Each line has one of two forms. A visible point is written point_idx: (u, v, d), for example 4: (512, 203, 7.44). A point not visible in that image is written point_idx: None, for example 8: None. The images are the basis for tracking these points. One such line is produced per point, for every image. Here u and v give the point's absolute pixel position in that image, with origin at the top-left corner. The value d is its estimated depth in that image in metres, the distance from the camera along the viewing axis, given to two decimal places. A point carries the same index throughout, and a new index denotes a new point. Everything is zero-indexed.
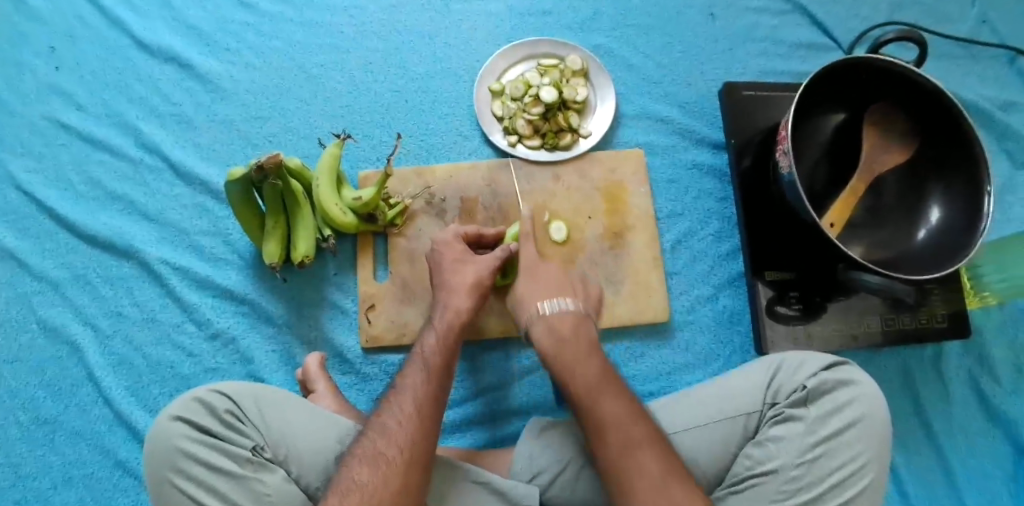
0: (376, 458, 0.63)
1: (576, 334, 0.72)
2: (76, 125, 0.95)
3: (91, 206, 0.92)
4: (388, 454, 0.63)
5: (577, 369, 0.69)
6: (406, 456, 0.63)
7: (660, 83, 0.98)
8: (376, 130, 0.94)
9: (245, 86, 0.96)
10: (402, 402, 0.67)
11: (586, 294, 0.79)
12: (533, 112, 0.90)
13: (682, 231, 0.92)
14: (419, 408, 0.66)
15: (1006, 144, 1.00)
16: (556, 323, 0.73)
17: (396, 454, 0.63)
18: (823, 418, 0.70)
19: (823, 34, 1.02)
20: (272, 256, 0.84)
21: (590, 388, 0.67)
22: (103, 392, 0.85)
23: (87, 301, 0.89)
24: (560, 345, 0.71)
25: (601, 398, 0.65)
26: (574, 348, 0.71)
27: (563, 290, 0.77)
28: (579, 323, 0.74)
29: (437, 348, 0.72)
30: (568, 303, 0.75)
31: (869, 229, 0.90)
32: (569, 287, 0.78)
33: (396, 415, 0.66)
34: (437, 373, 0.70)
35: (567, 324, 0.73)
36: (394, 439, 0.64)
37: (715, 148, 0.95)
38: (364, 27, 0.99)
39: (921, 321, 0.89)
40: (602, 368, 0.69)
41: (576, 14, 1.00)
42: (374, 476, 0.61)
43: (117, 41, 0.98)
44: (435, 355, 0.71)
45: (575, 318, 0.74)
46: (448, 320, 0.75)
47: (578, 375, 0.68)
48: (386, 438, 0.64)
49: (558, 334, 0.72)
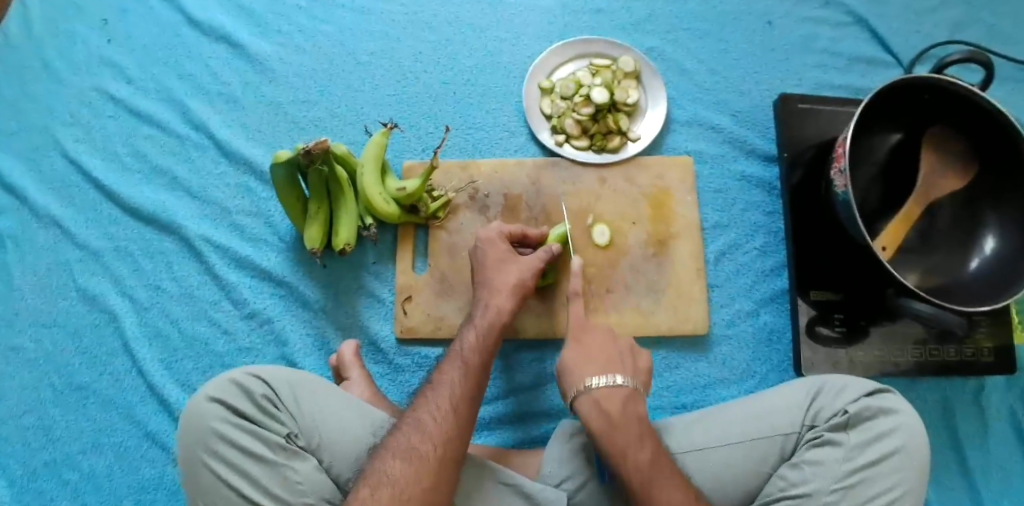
0: (409, 452, 0.62)
1: (626, 415, 0.68)
2: (124, 97, 0.95)
3: (135, 178, 0.93)
4: (421, 449, 0.62)
5: (630, 453, 0.65)
6: (440, 453, 0.63)
7: (712, 90, 0.96)
8: (423, 121, 0.94)
9: (294, 69, 0.96)
10: (439, 400, 0.67)
11: (635, 367, 0.73)
12: (583, 113, 0.89)
13: (726, 242, 0.90)
14: (456, 406, 0.66)
15: None
16: (603, 399, 0.69)
17: (430, 449, 0.63)
18: (863, 444, 0.68)
19: (884, 50, 1.00)
20: (314, 241, 0.83)
21: (642, 479, 0.63)
22: (138, 363, 0.86)
23: (126, 273, 0.89)
24: (611, 428, 0.66)
25: (658, 485, 0.63)
26: (625, 432, 0.66)
27: (610, 366, 0.72)
28: (629, 399, 0.69)
29: (477, 347, 0.71)
30: (618, 381, 0.70)
31: (921, 254, 0.88)
32: (617, 363, 0.72)
33: (432, 411, 0.66)
34: (474, 373, 0.70)
35: (615, 402, 0.68)
36: (428, 435, 0.64)
37: (765, 160, 0.93)
38: (416, 16, 0.98)
39: (966, 353, 0.87)
40: (654, 451, 0.66)
41: (632, 15, 0.98)
42: (407, 471, 0.61)
43: (169, 16, 0.98)
44: (474, 353, 0.71)
45: (626, 395, 0.69)
46: (488, 320, 0.74)
47: (631, 459, 0.65)
48: (420, 433, 0.64)
49: (607, 415, 0.67)
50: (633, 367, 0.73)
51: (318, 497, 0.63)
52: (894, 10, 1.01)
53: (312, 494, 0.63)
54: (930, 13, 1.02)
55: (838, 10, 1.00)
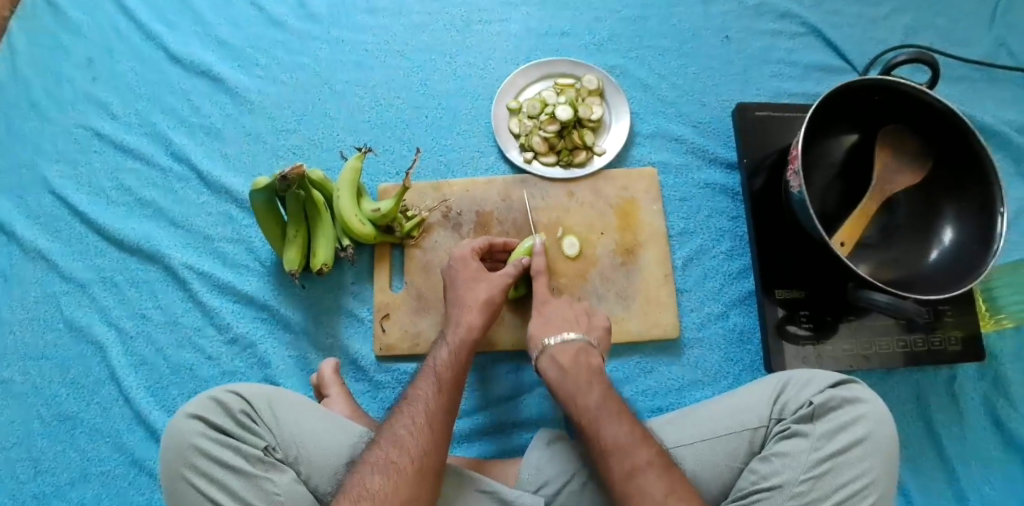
0: (387, 466, 0.64)
1: (578, 362, 0.75)
2: (109, 133, 0.99)
3: (120, 211, 0.96)
4: (399, 462, 0.64)
5: (580, 394, 0.72)
6: (418, 465, 0.64)
7: (674, 103, 1.00)
8: (396, 145, 0.97)
9: (272, 100, 1.00)
10: (414, 414, 0.68)
11: (590, 325, 0.81)
12: (548, 130, 0.92)
13: (693, 248, 0.93)
14: (431, 420, 0.68)
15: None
16: (558, 353, 0.77)
17: (407, 462, 0.64)
18: (829, 434, 0.70)
19: (838, 58, 1.04)
20: (292, 263, 0.86)
21: (590, 414, 0.69)
22: (124, 391, 0.88)
23: (112, 303, 0.92)
24: (563, 376, 0.75)
25: (603, 423, 0.68)
26: (576, 377, 0.74)
27: (566, 326, 0.80)
28: (581, 351, 0.77)
29: (450, 361, 0.74)
30: (571, 337, 0.78)
31: (882, 248, 0.90)
32: (574, 322, 0.81)
33: (409, 426, 0.67)
34: (447, 386, 0.72)
35: (568, 353, 0.76)
36: (406, 448, 0.65)
37: (727, 167, 0.96)
38: (388, 45, 1.02)
39: (934, 343, 0.89)
40: (603, 393, 0.71)
41: (594, 36, 1.03)
42: (386, 485, 0.62)
43: (151, 54, 1.03)
44: (446, 368, 0.73)
45: (577, 348, 0.77)
46: (460, 336, 0.77)
47: (580, 400, 0.71)
48: (397, 447, 0.65)
49: (562, 365, 0.75)
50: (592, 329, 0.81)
51: None
52: (846, 19, 1.06)
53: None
54: (882, 21, 1.06)
55: (793, 21, 1.05)
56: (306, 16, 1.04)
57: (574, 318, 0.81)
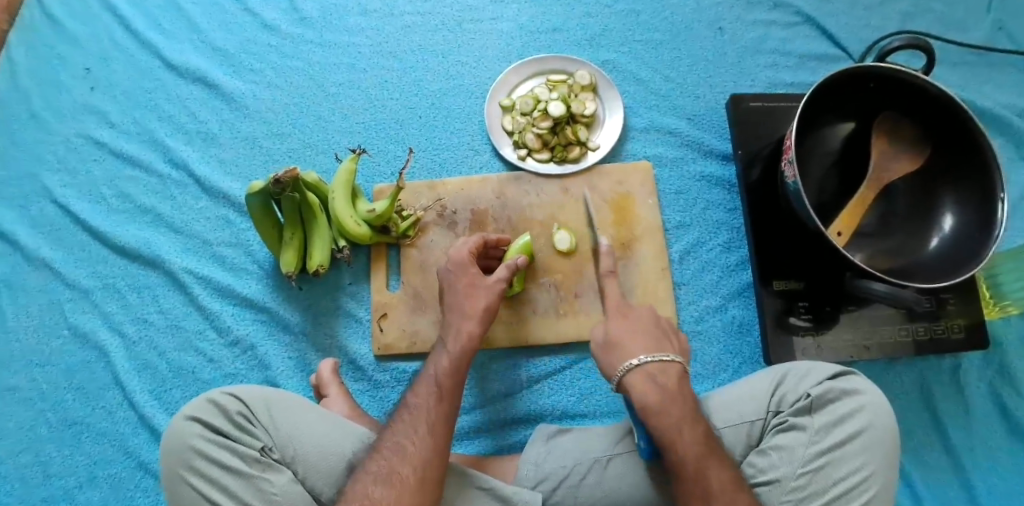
0: (390, 477, 0.64)
1: (680, 390, 0.68)
2: (108, 141, 1.00)
3: (121, 218, 0.97)
4: (402, 473, 0.64)
5: (684, 430, 0.65)
6: (420, 476, 0.65)
7: (668, 96, 0.99)
8: (390, 146, 0.98)
9: (267, 104, 1.01)
10: (415, 423, 0.68)
11: (678, 344, 0.74)
12: (541, 126, 0.92)
13: (690, 241, 0.92)
14: (433, 431, 0.67)
15: None
16: (658, 375, 0.69)
17: (410, 473, 0.65)
18: (827, 427, 0.69)
19: (833, 46, 1.03)
20: (290, 265, 0.87)
21: (697, 455, 0.64)
22: (128, 395, 0.89)
23: (114, 309, 0.93)
24: (668, 403, 0.67)
25: (710, 465, 0.63)
26: (681, 409, 0.67)
27: (656, 343, 0.72)
28: (681, 377, 0.70)
29: (450, 371, 0.73)
30: (670, 358, 0.70)
31: (881, 237, 0.89)
32: (664, 340, 0.73)
33: (411, 436, 0.67)
34: (447, 395, 0.71)
35: (670, 378, 0.69)
36: (407, 457, 0.66)
37: (722, 159, 0.96)
38: (380, 46, 1.03)
39: (936, 331, 0.88)
40: (706, 430, 0.66)
41: (586, 31, 1.02)
42: (387, 494, 0.63)
43: (148, 62, 1.04)
44: (447, 378, 0.72)
45: (679, 373, 0.70)
46: (461, 344, 0.75)
47: (684, 436, 0.65)
48: (400, 457, 0.66)
49: (664, 392, 0.68)
50: (678, 346, 0.74)
51: None
52: (840, 6, 1.05)
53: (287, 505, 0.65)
54: (877, 7, 1.05)
55: (786, 10, 1.04)
56: (300, 20, 1.05)
57: (659, 332, 0.74)
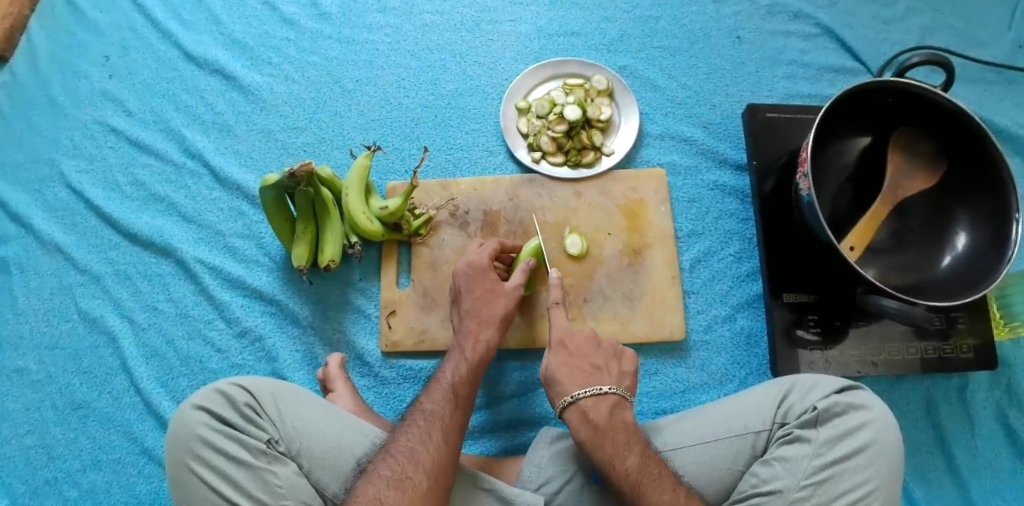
0: (403, 482, 0.64)
1: (612, 418, 0.71)
2: (124, 129, 1.01)
3: (135, 205, 0.98)
4: (414, 479, 0.64)
5: (618, 457, 0.67)
6: (432, 482, 0.64)
7: (684, 104, 0.99)
8: (405, 143, 0.98)
9: (283, 97, 1.01)
10: (431, 428, 0.68)
11: (620, 371, 0.76)
12: (556, 129, 0.92)
13: (702, 250, 0.92)
14: (447, 436, 0.68)
15: None
16: (589, 408, 0.71)
17: (422, 479, 0.64)
18: (832, 440, 0.69)
19: (852, 59, 1.03)
20: (300, 259, 0.87)
21: (631, 483, 0.66)
22: (135, 381, 0.90)
23: (125, 295, 0.94)
24: (599, 437, 0.69)
25: (646, 490, 0.65)
26: (612, 439, 0.69)
27: (591, 376, 0.75)
28: (614, 408, 0.72)
29: (467, 380, 0.74)
30: (606, 389, 0.73)
31: (893, 253, 0.89)
32: (602, 370, 0.76)
33: (425, 441, 0.67)
34: (461, 405, 0.72)
35: (601, 409, 0.71)
36: (421, 462, 0.65)
37: (737, 169, 0.96)
38: (398, 44, 1.03)
39: (945, 350, 0.88)
40: (642, 454, 0.68)
41: (604, 35, 1.02)
42: (399, 499, 0.62)
43: (167, 52, 1.05)
44: (463, 385, 0.74)
45: (611, 404, 0.72)
46: (477, 354, 0.77)
47: (618, 465, 0.67)
48: (414, 463, 0.65)
49: (594, 423, 0.70)
50: (618, 372, 0.76)
51: (297, 501, 0.66)
52: (860, 19, 1.04)
53: (292, 497, 0.66)
54: (897, 21, 1.05)
55: (805, 22, 1.04)
56: (319, 16, 1.05)
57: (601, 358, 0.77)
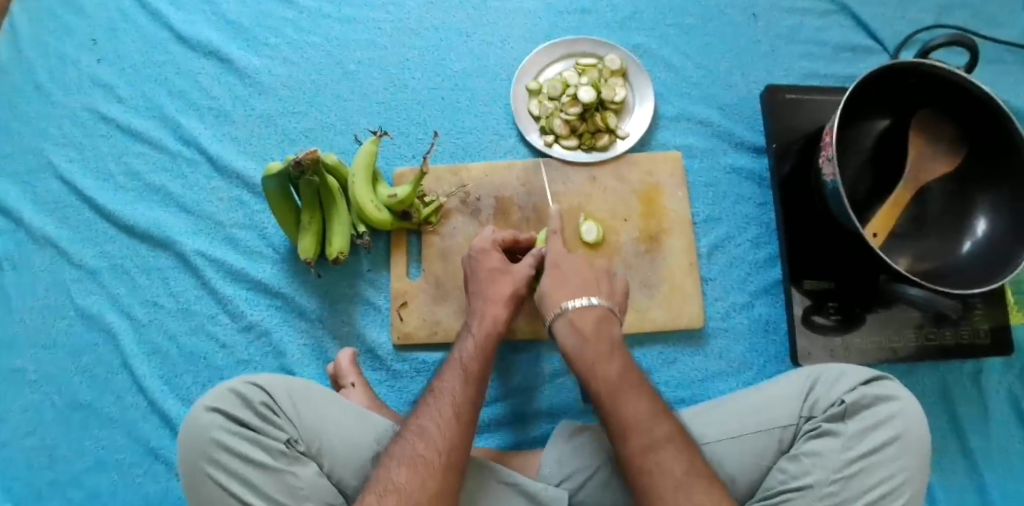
0: (414, 459, 0.63)
1: (598, 331, 0.71)
2: (115, 116, 0.96)
3: (129, 196, 0.93)
4: (426, 455, 0.63)
5: (600, 363, 0.68)
6: (445, 460, 0.63)
7: (700, 84, 0.96)
8: (412, 127, 0.94)
9: (282, 80, 0.97)
10: (441, 406, 0.67)
11: (610, 289, 0.76)
12: (571, 112, 0.89)
13: (719, 236, 0.90)
14: (459, 412, 0.67)
15: None
16: (577, 318, 0.71)
17: (434, 456, 0.63)
18: (861, 433, 0.68)
19: (869, 37, 1.00)
20: (307, 251, 0.84)
21: (611, 387, 0.66)
22: (138, 379, 0.87)
23: (123, 290, 0.90)
24: (582, 343, 0.70)
25: (624, 397, 0.64)
26: (597, 346, 0.69)
27: (586, 288, 0.74)
28: (603, 320, 0.72)
29: (476, 354, 0.72)
30: (592, 300, 0.72)
31: (915, 238, 0.87)
32: (595, 284, 0.75)
33: (435, 417, 0.66)
34: (474, 379, 0.70)
35: (588, 320, 0.71)
36: (433, 442, 0.64)
37: (754, 152, 0.93)
38: (401, 22, 0.98)
39: (963, 336, 0.87)
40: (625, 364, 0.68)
41: (616, 13, 0.98)
42: (412, 477, 0.61)
43: (156, 32, 0.99)
44: (473, 360, 0.71)
45: (599, 315, 0.72)
46: (485, 328, 0.74)
47: (598, 372, 0.67)
48: (425, 440, 0.64)
49: (581, 332, 0.71)
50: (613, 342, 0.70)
51: (321, 502, 0.64)
52: None
53: (314, 499, 0.64)
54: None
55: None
56: None
57: (592, 276, 0.76)
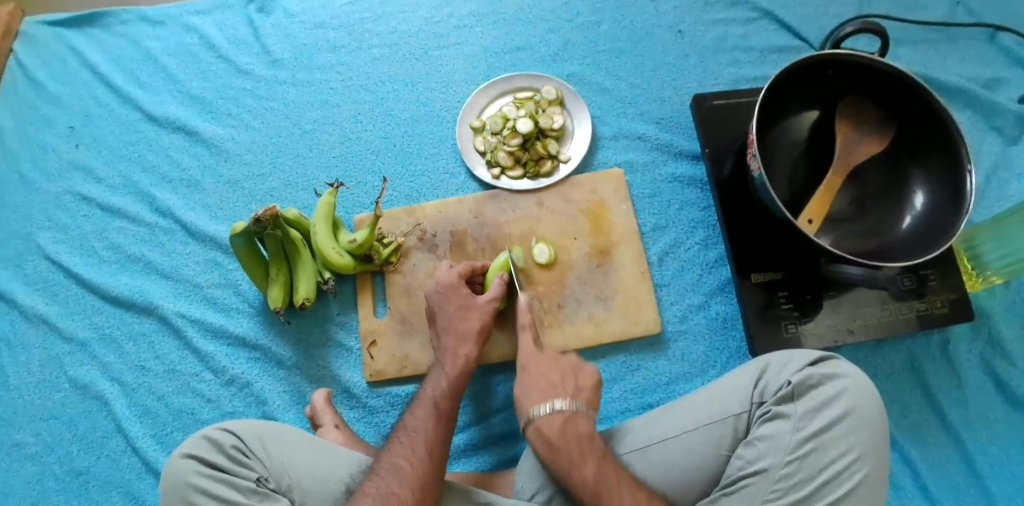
0: (388, 497, 0.64)
1: (569, 432, 0.69)
2: (96, 196, 1.04)
3: (113, 269, 1.00)
4: (399, 493, 0.64)
5: (576, 471, 0.66)
6: (417, 496, 0.65)
7: (634, 103, 1.01)
8: (368, 176, 1.00)
9: (245, 146, 1.04)
10: (413, 444, 0.69)
11: (576, 385, 0.74)
12: (512, 144, 0.94)
13: (668, 242, 0.94)
14: (431, 451, 0.68)
15: (994, 121, 0.99)
16: (545, 426, 0.70)
17: (407, 493, 0.64)
18: (811, 413, 0.69)
19: (794, 37, 1.04)
20: (276, 301, 0.89)
21: (591, 492, 0.65)
22: (131, 441, 0.91)
23: (113, 358, 0.96)
24: (554, 452, 0.68)
25: None
26: (567, 452, 0.67)
27: (548, 390, 0.73)
28: (568, 420, 0.70)
29: (448, 393, 0.74)
30: (559, 404, 0.71)
31: (854, 220, 0.86)
32: (558, 387, 0.74)
33: (408, 456, 0.68)
34: (444, 418, 0.72)
35: (555, 426, 0.69)
36: (406, 478, 0.66)
37: (693, 159, 0.98)
38: (351, 81, 1.06)
39: (920, 308, 0.87)
40: (598, 464, 0.66)
41: (549, 47, 1.05)
42: None
43: (128, 115, 1.08)
44: (445, 400, 0.74)
45: (564, 417, 0.70)
46: (457, 367, 0.78)
47: (576, 478, 0.66)
48: (399, 478, 0.66)
49: (549, 439, 0.69)
50: (575, 387, 0.74)
51: None
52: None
53: None
54: None
55: (743, 7, 1.05)
56: (272, 62, 1.08)
57: (555, 379, 0.74)
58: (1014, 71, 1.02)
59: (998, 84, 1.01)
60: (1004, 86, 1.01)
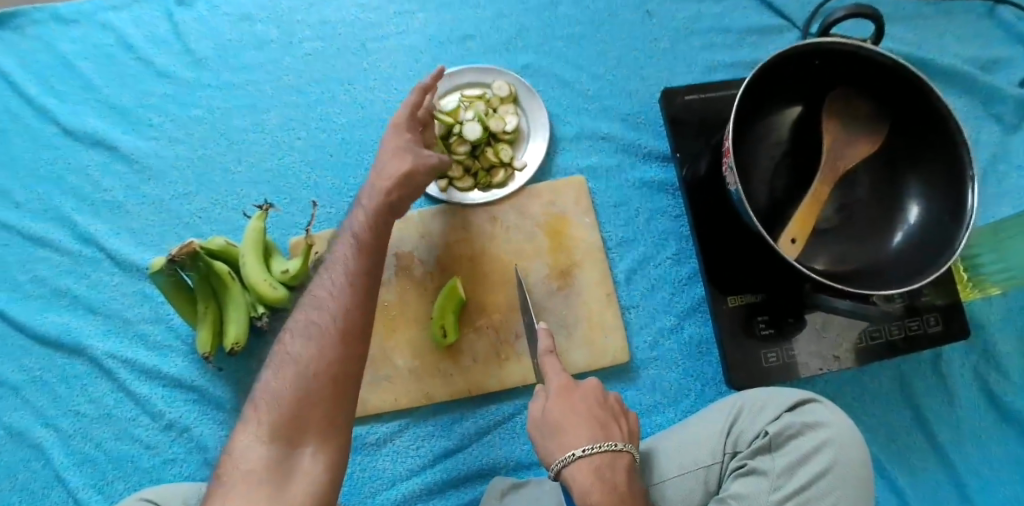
0: (309, 329, 0.59)
1: (631, 487, 0.59)
2: (13, 223, 0.93)
3: (39, 305, 0.91)
4: (296, 355, 0.58)
5: None
6: (340, 325, 0.59)
7: (596, 97, 0.90)
8: (304, 192, 0.91)
9: (170, 162, 0.94)
10: (334, 274, 0.62)
11: (627, 430, 0.65)
12: (459, 152, 0.82)
13: (636, 258, 0.85)
14: (352, 280, 0.61)
15: (993, 108, 0.89)
16: (604, 468, 0.60)
17: (329, 323, 0.59)
18: (790, 469, 0.62)
19: (775, 15, 0.92)
20: (206, 345, 0.81)
21: None
22: (71, 492, 0.85)
23: (46, 402, 0.88)
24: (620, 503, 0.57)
25: None
26: None
27: (601, 429, 0.63)
28: (630, 469, 0.61)
29: (367, 224, 0.65)
30: (615, 445, 0.61)
31: (841, 234, 0.76)
32: (613, 424, 0.64)
33: (330, 287, 0.61)
34: (367, 246, 0.64)
35: (620, 473, 0.60)
36: (327, 309, 0.60)
37: (663, 161, 0.88)
38: (281, 81, 0.95)
39: (911, 327, 0.78)
40: None
41: (500, 34, 0.92)
42: (308, 347, 0.58)
43: (43, 129, 0.96)
44: (365, 230, 0.65)
45: (629, 464, 0.61)
46: (376, 199, 0.66)
47: None
48: (318, 309, 0.60)
49: (615, 486, 0.58)
50: (628, 432, 0.65)
51: None
52: None
53: None
54: None
55: None
56: (193, 63, 0.96)
57: (607, 414, 0.65)
58: (1014, 49, 0.91)
59: (997, 64, 0.90)
60: (1004, 67, 0.90)
